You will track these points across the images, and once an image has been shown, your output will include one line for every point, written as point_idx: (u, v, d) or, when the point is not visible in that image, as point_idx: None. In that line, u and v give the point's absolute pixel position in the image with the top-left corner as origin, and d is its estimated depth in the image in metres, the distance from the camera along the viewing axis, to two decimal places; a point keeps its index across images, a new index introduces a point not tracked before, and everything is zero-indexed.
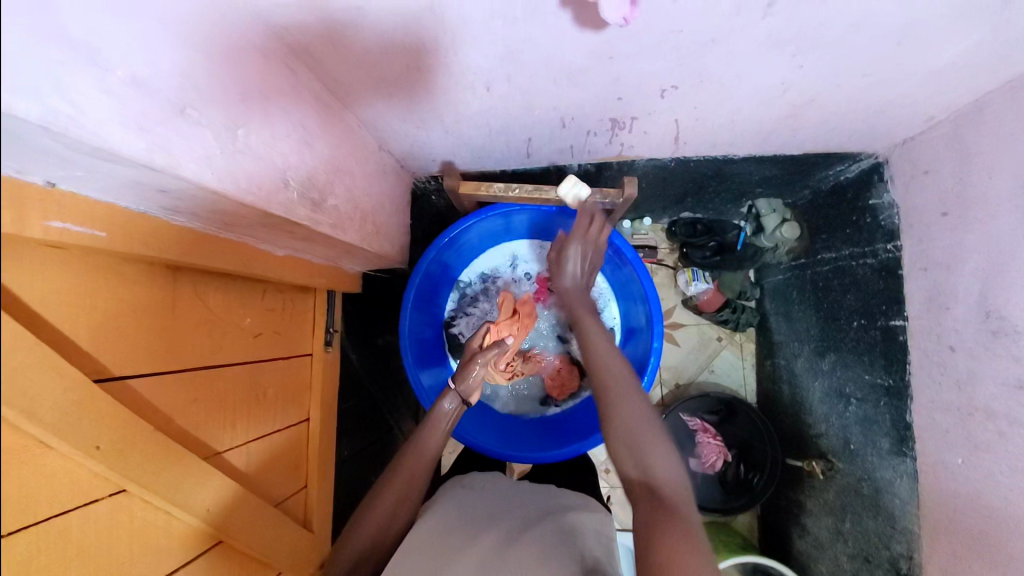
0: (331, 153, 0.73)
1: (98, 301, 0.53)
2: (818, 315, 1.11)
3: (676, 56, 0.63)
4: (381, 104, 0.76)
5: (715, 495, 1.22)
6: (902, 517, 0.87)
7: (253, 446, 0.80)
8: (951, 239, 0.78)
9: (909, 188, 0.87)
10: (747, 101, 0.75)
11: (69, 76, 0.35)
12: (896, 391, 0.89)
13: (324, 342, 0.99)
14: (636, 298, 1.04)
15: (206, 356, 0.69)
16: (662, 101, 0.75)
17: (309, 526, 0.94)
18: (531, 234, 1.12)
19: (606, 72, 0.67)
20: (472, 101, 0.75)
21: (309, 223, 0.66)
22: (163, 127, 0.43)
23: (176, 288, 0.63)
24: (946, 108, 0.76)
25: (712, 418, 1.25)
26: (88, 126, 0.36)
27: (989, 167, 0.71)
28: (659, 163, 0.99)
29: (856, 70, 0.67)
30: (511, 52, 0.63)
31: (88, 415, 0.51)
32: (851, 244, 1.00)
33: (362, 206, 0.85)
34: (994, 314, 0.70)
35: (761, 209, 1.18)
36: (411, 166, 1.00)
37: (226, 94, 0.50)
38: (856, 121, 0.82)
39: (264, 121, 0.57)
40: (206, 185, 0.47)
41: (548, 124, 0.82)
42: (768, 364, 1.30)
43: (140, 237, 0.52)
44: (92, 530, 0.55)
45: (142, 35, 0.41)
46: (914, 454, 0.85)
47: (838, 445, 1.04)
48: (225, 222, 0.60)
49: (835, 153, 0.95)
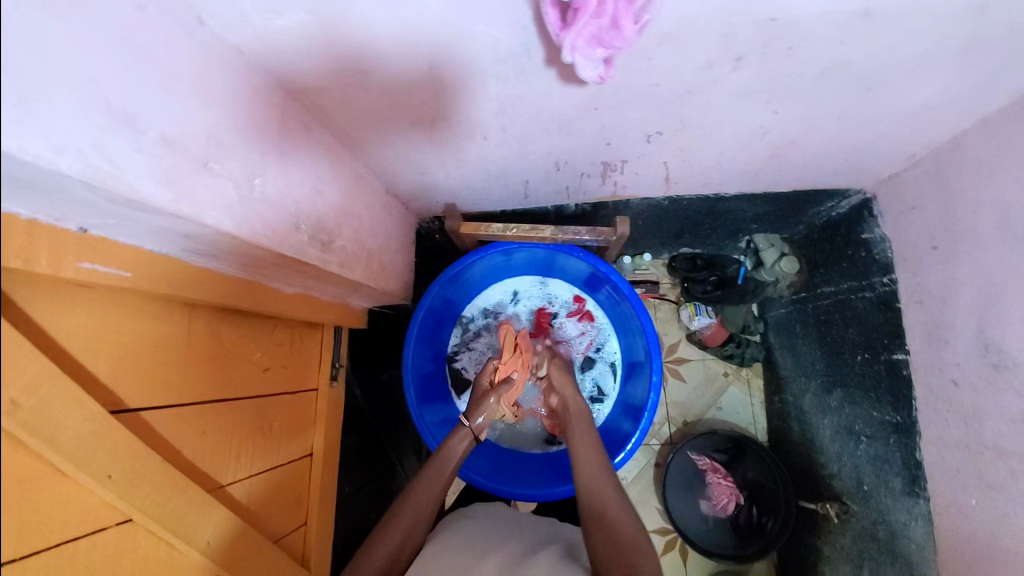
0: (340, 198, 0.78)
1: (120, 336, 0.57)
2: (822, 350, 1.10)
3: (658, 106, 0.68)
4: (388, 153, 0.82)
5: (728, 540, 1.17)
6: (919, 564, 0.82)
7: (255, 480, 0.81)
8: (943, 273, 0.78)
9: (898, 222, 0.89)
10: (730, 144, 0.79)
11: (111, 141, 0.40)
12: (905, 428, 0.87)
13: (329, 377, 1.02)
14: (635, 331, 1.06)
15: (214, 388, 0.72)
16: (648, 146, 0.79)
17: (308, 565, 0.93)
18: (532, 270, 1.15)
19: (593, 121, 0.72)
20: (471, 149, 0.81)
21: (317, 263, 0.71)
22: (188, 180, 0.48)
23: (193, 324, 0.67)
24: (926, 146, 0.79)
25: (722, 457, 1.22)
26: (123, 181, 0.41)
27: (973, 202, 0.73)
28: (653, 202, 1.03)
29: (830, 114, 0.71)
30: (505, 106, 0.68)
31: (102, 445, 0.53)
32: (849, 278, 1.01)
33: (369, 245, 0.90)
34: (992, 347, 0.70)
35: (759, 244, 1.21)
36: (416, 208, 1.06)
37: (246, 146, 0.56)
38: (839, 160, 0.86)
39: (279, 172, 0.62)
40: (224, 231, 0.52)
41: (543, 167, 0.87)
42: (777, 401, 1.28)
43: (162, 277, 0.56)
44: (98, 556, 0.57)
45: (173, 101, 0.47)
46: (927, 494, 0.81)
47: (851, 486, 1.00)
48: (240, 263, 0.64)
49: (825, 190, 0.99)
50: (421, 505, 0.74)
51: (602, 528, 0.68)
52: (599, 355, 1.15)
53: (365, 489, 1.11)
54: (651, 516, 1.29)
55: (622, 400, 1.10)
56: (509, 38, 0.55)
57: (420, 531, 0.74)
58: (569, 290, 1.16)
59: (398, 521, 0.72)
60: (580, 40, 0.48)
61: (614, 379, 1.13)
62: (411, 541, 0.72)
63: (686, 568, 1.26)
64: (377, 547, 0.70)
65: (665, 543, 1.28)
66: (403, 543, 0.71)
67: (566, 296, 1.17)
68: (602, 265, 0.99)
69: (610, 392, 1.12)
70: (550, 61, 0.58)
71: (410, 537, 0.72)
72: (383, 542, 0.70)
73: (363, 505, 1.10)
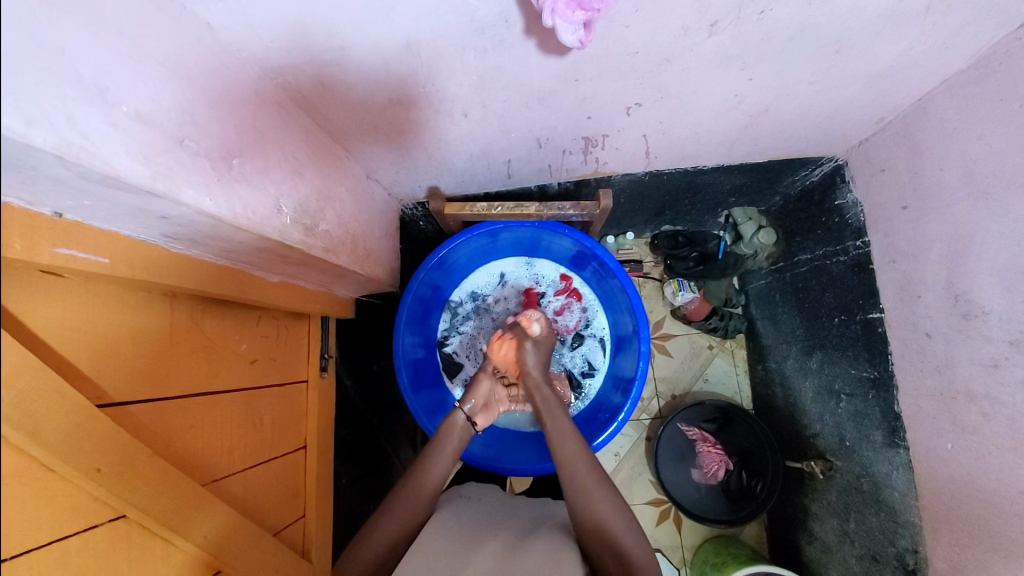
0: (320, 183, 0.77)
1: (99, 327, 0.55)
2: (802, 316, 1.14)
3: (636, 76, 0.69)
4: (368, 135, 0.81)
5: (720, 506, 1.21)
6: (903, 510, 0.86)
7: (250, 473, 0.80)
8: (914, 231, 0.82)
9: (869, 186, 0.92)
10: (707, 114, 0.81)
11: (84, 114, 0.39)
12: (883, 382, 0.90)
13: (319, 368, 1.01)
14: (622, 306, 1.07)
15: (203, 380, 0.70)
16: (627, 118, 0.80)
17: (309, 557, 0.93)
18: (517, 251, 1.16)
19: (573, 94, 0.72)
20: (452, 128, 0.80)
21: (302, 247, 0.70)
22: (165, 157, 0.46)
23: (174, 314, 0.66)
24: (894, 109, 0.82)
25: (710, 426, 1.25)
26: (98, 156, 0.40)
27: (939, 160, 0.76)
28: (633, 177, 1.04)
29: (801, 79, 0.73)
30: (485, 81, 0.68)
31: (89, 438, 0.52)
32: (824, 244, 1.05)
33: (353, 231, 0.89)
34: (962, 298, 0.73)
35: (737, 218, 1.23)
36: (399, 193, 1.05)
37: (221, 123, 0.55)
38: (811, 128, 0.88)
39: (258, 153, 0.61)
40: (205, 211, 0.51)
41: (525, 145, 0.88)
42: (760, 368, 1.31)
43: (140, 264, 0.54)
44: (90, 556, 0.56)
45: (146, 77, 0.46)
46: (906, 444, 0.85)
47: (834, 443, 1.04)
48: (221, 248, 0.63)
49: (798, 159, 1.01)
50: (420, 485, 0.75)
51: (593, 506, 0.69)
52: (588, 332, 1.17)
53: (362, 480, 1.11)
54: (646, 487, 1.33)
55: (611, 374, 1.12)
56: (486, 7, 0.55)
57: (422, 509, 0.74)
58: (556, 269, 1.17)
59: (400, 505, 0.73)
60: (559, 3, 0.49)
61: (603, 354, 1.15)
62: (413, 523, 0.73)
63: (679, 535, 1.30)
64: (376, 530, 0.70)
65: (659, 513, 1.31)
66: (404, 523, 0.72)
67: (553, 275, 1.17)
68: (587, 241, 1.00)
69: (600, 366, 1.14)
70: (529, 31, 0.59)
71: (410, 516, 0.73)
72: (383, 525, 0.71)
73: (361, 496, 1.09)
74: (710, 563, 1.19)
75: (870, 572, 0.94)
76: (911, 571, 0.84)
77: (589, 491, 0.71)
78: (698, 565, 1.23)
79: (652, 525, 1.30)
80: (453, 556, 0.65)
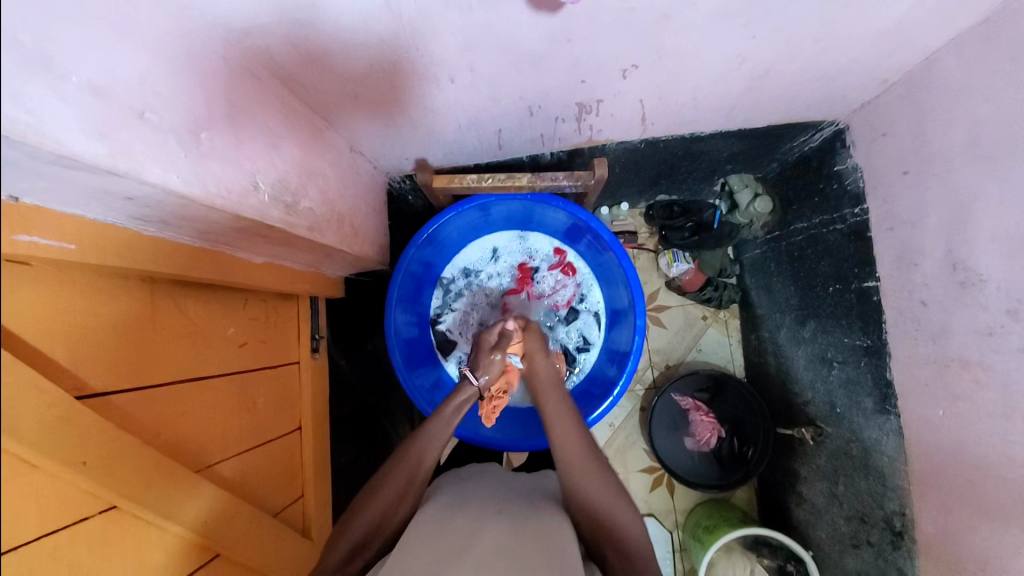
0: (300, 157, 0.73)
1: (74, 318, 0.52)
2: (796, 285, 1.13)
3: (633, 36, 0.65)
4: (347, 104, 0.76)
5: (712, 472, 1.23)
6: (892, 473, 0.88)
7: (245, 457, 0.79)
8: (914, 197, 0.80)
9: (870, 151, 0.90)
10: (707, 77, 0.77)
11: (27, 86, 0.35)
12: (876, 350, 0.91)
13: (310, 350, 0.99)
14: (617, 280, 1.06)
15: (190, 367, 0.68)
16: (623, 82, 0.76)
17: (309, 534, 0.94)
18: (510, 225, 1.13)
19: (566, 56, 0.68)
20: (439, 95, 0.76)
21: (283, 225, 0.67)
22: (124, 132, 0.43)
23: (155, 300, 0.63)
24: (898, 70, 0.79)
25: (703, 396, 1.26)
26: (47, 134, 0.36)
27: (942, 124, 0.74)
28: (629, 145, 1.01)
29: (805, 38, 0.69)
30: (472, 42, 0.64)
31: (72, 432, 0.50)
32: (821, 212, 1.03)
33: (338, 208, 0.85)
34: (960, 266, 0.72)
35: (733, 185, 1.20)
36: (385, 166, 1.01)
37: (187, 94, 0.51)
38: (812, 90, 0.85)
39: (229, 126, 0.57)
40: (174, 190, 0.48)
41: (516, 113, 0.84)
42: (753, 337, 1.32)
43: (110, 249, 0.51)
44: (85, 548, 0.55)
45: (98, 43, 0.41)
46: (897, 410, 0.86)
47: (825, 410, 1.06)
48: (197, 229, 0.59)
49: (798, 124, 0.98)
50: (416, 458, 0.74)
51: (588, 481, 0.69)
52: (582, 306, 1.16)
53: (360, 457, 1.11)
54: (640, 455, 1.36)
55: (606, 347, 1.11)
56: None
57: (418, 483, 0.73)
58: (549, 243, 1.15)
59: (393, 481, 0.72)
60: None
61: (598, 328, 1.14)
62: (408, 495, 0.72)
63: (673, 500, 1.33)
64: (368, 503, 0.70)
65: (653, 479, 1.34)
66: (396, 494, 0.71)
67: (547, 249, 1.15)
68: (582, 214, 0.98)
69: (595, 340, 1.14)
70: None
71: (406, 490, 0.72)
72: (374, 497, 0.70)
73: (359, 473, 1.10)
74: (702, 526, 1.22)
75: (858, 532, 0.97)
76: (899, 532, 0.87)
77: (585, 466, 0.71)
78: (690, 528, 1.27)
79: (645, 492, 1.34)
80: (451, 531, 0.65)
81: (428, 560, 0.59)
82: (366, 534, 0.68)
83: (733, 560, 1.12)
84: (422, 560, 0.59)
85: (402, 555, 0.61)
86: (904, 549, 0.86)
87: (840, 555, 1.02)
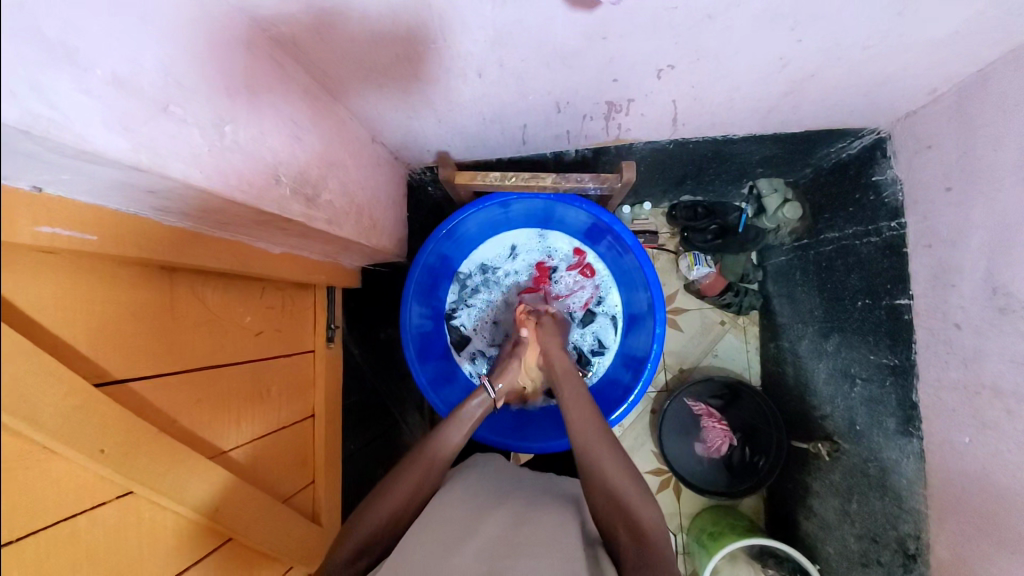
0: (322, 148, 0.72)
1: (96, 306, 0.52)
2: (822, 296, 1.10)
3: (671, 34, 0.61)
4: (370, 94, 0.74)
5: (722, 479, 1.22)
6: (909, 497, 0.86)
7: (258, 444, 0.80)
8: (956, 214, 0.76)
9: (913, 163, 0.85)
10: (745, 78, 0.73)
11: (48, 78, 0.34)
12: (902, 370, 0.88)
13: (325, 338, 0.99)
14: (637, 283, 1.03)
15: (208, 355, 0.69)
16: (657, 82, 0.73)
17: (319, 520, 0.95)
18: (531, 223, 1.12)
19: (600, 54, 0.65)
20: (464, 89, 0.73)
21: (303, 219, 0.66)
22: (147, 126, 0.42)
23: (175, 288, 0.63)
24: (950, 79, 0.75)
25: (717, 402, 1.24)
26: (69, 128, 0.35)
27: (993, 140, 0.69)
28: (657, 145, 0.97)
29: (855, 43, 0.65)
30: (502, 37, 0.61)
31: (90, 419, 0.51)
32: (855, 223, 0.99)
33: (358, 200, 0.84)
34: (1001, 291, 0.69)
35: (763, 190, 1.17)
36: (405, 157, 0.99)
37: (210, 86, 0.50)
38: (857, 97, 0.81)
39: (251, 117, 0.56)
40: (194, 184, 0.47)
41: (542, 109, 0.81)
42: (772, 346, 1.29)
43: (132, 240, 0.51)
44: (102, 531, 0.56)
45: (121, 33, 0.40)
46: (920, 433, 0.84)
47: (844, 426, 1.03)
48: (217, 220, 0.59)
49: (837, 130, 0.94)
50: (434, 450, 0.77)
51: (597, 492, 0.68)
52: (600, 308, 1.14)
53: (370, 445, 1.12)
54: (649, 458, 1.35)
55: (622, 352, 1.10)
56: None
57: (434, 472, 0.76)
58: (570, 243, 1.13)
59: (411, 470, 0.74)
60: None
61: (615, 332, 1.13)
62: (424, 484, 0.74)
63: (678, 504, 1.33)
64: (379, 497, 0.70)
65: (659, 483, 1.34)
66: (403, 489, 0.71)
67: (567, 249, 1.14)
68: (605, 215, 0.95)
69: (611, 344, 1.12)
70: None
71: (423, 483, 0.74)
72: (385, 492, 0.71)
73: (368, 461, 1.11)
74: (707, 532, 1.21)
75: (868, 551, 0.95)
76: (912, 554, 0.85)
77: (594, 474, 0.70)
78: (695, 533, 1.26)
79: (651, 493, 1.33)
80: (453, 525, 0.64)
81: (428, 553, 0.58)
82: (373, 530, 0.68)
83: (737, 567, 1.12)
84: (422, 554, 0.58)
85: (404, 550, 0.60)
86: (916, 573, 0.84)
87: (848, 572, 1.01)
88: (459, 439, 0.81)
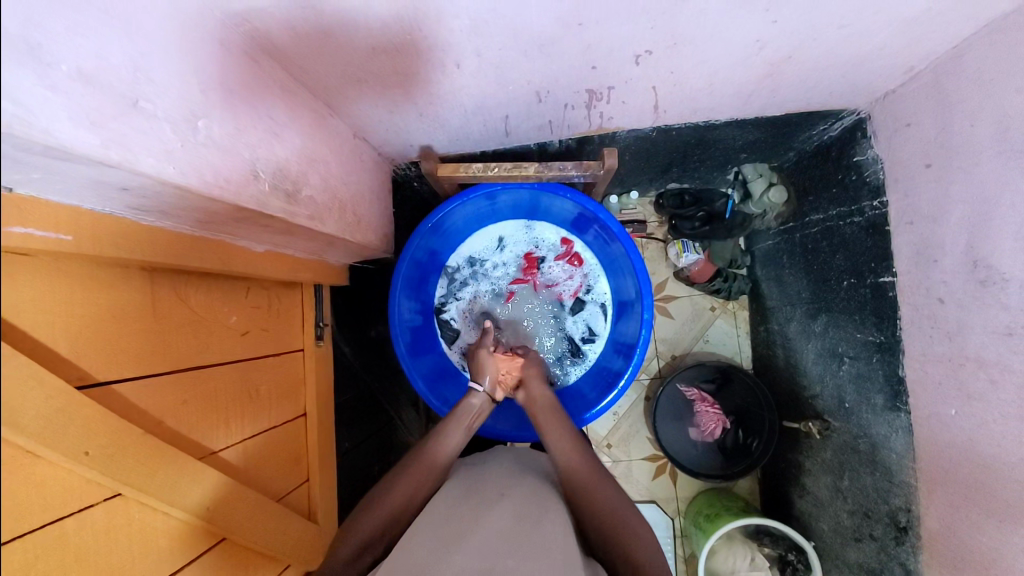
0: (302, 144, 0.72)
1: (74, 307, 0.51)
2: (809, 278, 1.11)
3: (647, 18, 0.61)
4: (350, 89, 0.74)
5: (716, 463, 1.22)
6: (899, 471, 0.87)
7: (249, 444, 0.80)
8: (935, 191, 0.77)
9: (892, 142, 0.86)
10: (724, 62, 0.74)
11: (10, 75, 0.34)
12: (888, 347, 0.89)
13: (315, 336, 0.98)
14: (625, 271, 1.04)
15: (192, 356, 0.68)
16: (636, 68, 0.73)
17: (315, 518, 0.95)
18: (517, 214, 1.12)
19: (577, 41, 0.65)
20: (445, 81, 0.73)
21: (284, 216, 0.66)
22: (118, 122, 0.41)
23: (156, 289, 0.62)
24: (925, 57, 0.75)
25: (709, 387, 1.24)
26: (36, 124, 0.35)
27: (970, 115, 0.70)
28: (640, 133, 0.98)
29: (830, 22, 0.66)
30: (478, 25, 0.61)
31: (75, 421, 0.50)
32: (838, 204, 1.00)
33: (340, 195, 0.84)
34: (981, 264, 0.70)
35: (748, 175, 1.18)
36: (389, 152, 0.99)
37: (182, 81, 0.49)
38: (834, 76, 0.81)
39: (227, 113, 0.56)
40: (169, 181, 0.46)
41: (523, 99, 0.81)
42: (762, 329, 1.30)
43: (110, 239, 0.50)
44: (90, 535, 0.56)
45: (86, 28, 0.40)
46: (908, 408, 0.85)
47: (833, 405, 1.04)
48: (197, 218, 0.58)
49: (817, 112, 0.94)
50: None
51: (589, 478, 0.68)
52: (588, 296, 1.14)
53: (365, 442, 1.12)
54: (644, 445, 1.36)
55: (612, 339, 1.10)
56: None
57: (434, 468, 0.75)
58: (557, 233, 1.13)
59: None
60: None
61: (604, 319, 1.13)
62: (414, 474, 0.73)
63: (675, 489, 1.34)
64: None
65: (655, 469, 1.35)
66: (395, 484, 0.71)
67: (554, 239, 1.14)
68: (590, 203, 0.96)
69: (601, 332, 1.13)
70: None
71: (425, 478, 0.74)
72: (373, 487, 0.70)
73: (363, 458, 1.11)
74: (703, 515, 1.22)
75: (861, 526, 0.96)
76: (903, 528, 0.86)
77: None
78: (692, 516, 1.28)
79: (647, 479, 1.34)
80: (449, 522, 0.64)
81: (428, 552, 0.57)
82: (366, 527, 0.67)
83: (734, 548, 1.12)
84: (419, 554, 0.58)
85: (401, 548, 0.60)
86: (908, 546, 0.85)
87: (842, 549, 1.02)
88: (459, 439, 0.82)
